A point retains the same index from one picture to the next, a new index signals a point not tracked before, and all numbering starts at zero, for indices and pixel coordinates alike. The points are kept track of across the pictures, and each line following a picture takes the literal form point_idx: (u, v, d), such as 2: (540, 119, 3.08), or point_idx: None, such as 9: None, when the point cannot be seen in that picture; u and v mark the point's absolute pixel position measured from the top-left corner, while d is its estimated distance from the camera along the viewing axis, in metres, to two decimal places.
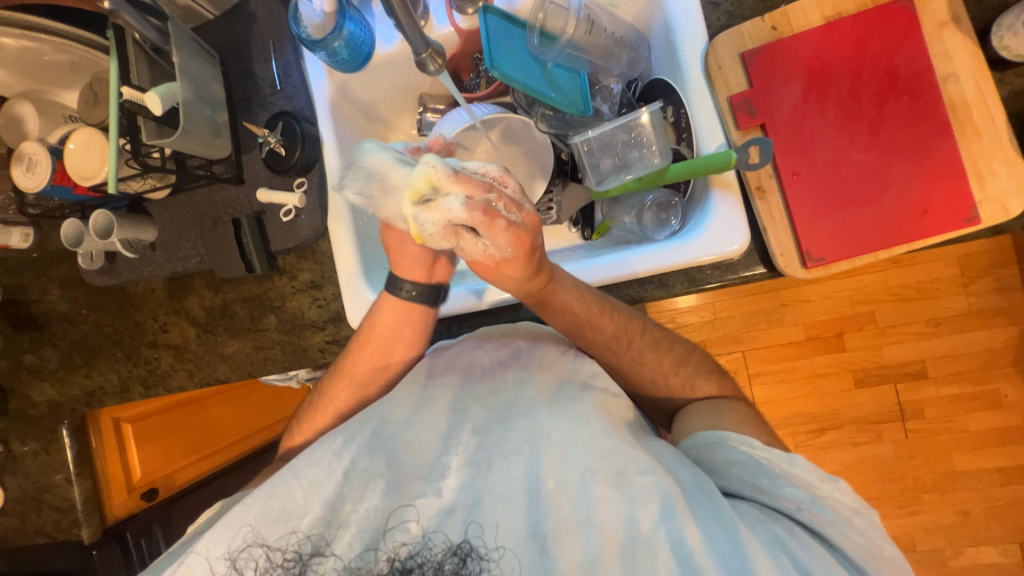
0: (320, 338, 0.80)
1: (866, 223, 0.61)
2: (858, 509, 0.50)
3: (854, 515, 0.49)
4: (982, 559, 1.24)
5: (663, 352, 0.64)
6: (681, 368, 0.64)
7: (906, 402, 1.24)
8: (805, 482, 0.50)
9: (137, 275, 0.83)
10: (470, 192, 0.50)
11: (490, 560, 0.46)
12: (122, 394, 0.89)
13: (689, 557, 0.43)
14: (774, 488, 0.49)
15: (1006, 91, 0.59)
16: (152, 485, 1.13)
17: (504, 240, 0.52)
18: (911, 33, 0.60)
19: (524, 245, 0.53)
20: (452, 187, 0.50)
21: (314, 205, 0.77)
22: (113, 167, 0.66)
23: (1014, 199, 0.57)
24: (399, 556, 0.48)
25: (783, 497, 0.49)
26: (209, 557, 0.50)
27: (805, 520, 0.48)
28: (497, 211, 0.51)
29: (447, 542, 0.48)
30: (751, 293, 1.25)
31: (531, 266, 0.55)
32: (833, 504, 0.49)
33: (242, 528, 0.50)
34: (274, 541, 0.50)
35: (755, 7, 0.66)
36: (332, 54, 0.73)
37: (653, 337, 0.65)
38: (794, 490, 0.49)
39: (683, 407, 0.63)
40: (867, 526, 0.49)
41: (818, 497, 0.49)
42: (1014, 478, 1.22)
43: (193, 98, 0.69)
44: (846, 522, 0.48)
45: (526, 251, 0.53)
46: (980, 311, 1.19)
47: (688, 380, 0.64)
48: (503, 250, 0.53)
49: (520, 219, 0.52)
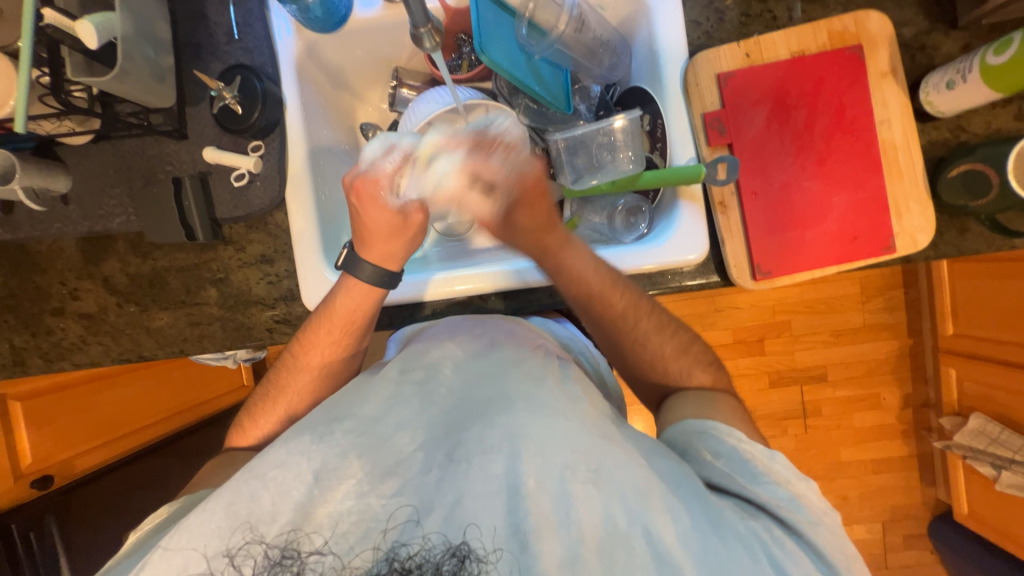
0: (267, 316, 0.74)
1: (808, 245, 0.68)
2: (826, 508, 0.53)
3: (824, 514, 0.52)
4: (853, 535, 1.45)
5: (667, 337, 0.68)
6: (682, 355, 0.68)
7: (809, 401, 1.41)
8: (784, 479, 0.53)
9: (42, 232, 0.71)
10: (468, 147, 0.61)
11: (489, 562, 0.45)
12: (14, 367, 0.76)
13: (665, 554, 0.45)
14: (754, 483, 0.53)
15: (925, 140, 0.68)
16: (46, 472, 0.98)
17: (508, 177, 0.63)
18: (858, 79, 0.67)
19: (526, 182, 0.63)
20: (450, 143, 0.60)
21: (272, 171, 0.70)
22: (22, 101, 0.53)
23: (921, 234, 0.67)
24: (398, 555, 0.46)
25: (763, 494, 0.52)
26: (207, 555, 0.46)
27: (780, 517, 0.51)
28: (492, 149, 0.62)
29: (447, 544, 0.46)
30: (691, 298, 1.36)
31: (543, 205, 0.65)
32: (805, 502, 0.52)
33: (241, 523, 0.47)
34: (273, 538, 0.47)
35: (731, 32, 0.71)
36: (303, 10, 0.66)
37: (659, 320, 0.68)
38: (774, 487, 0.53)
39: (673, 395, 0.67)
40: (835, 526, 0.52)
41: (794, 494, 0.53)
42: (884, 467, 1.43)
43: (134, 34, 0.61)
44: (819, 520, 0.51)
45: (529, 187, 0.64)
46: (873, 325, 1.38)
47: (686, 368, 0.68)
48: (510, 182, 0.63)
49: (517, 157, 0.63)
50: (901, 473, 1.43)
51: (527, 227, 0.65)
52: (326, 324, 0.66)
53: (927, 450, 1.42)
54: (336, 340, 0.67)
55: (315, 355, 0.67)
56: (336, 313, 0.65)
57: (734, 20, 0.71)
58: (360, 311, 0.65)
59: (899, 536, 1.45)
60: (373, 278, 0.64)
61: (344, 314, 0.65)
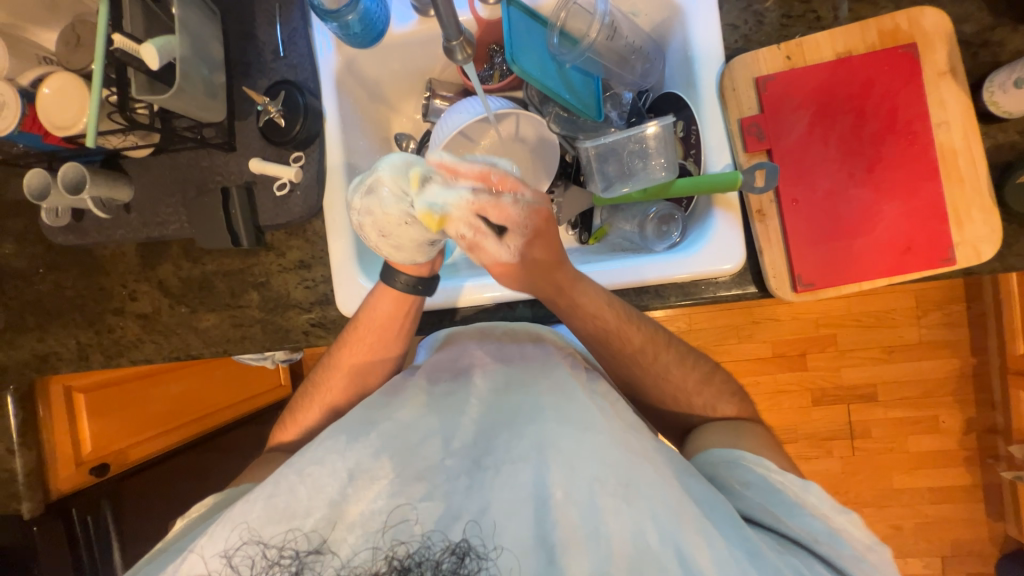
0: (304, 320, 0.77)
1: (856, 255, 0.64)
2: (873, 546, 0.50)
3: (869, 551, 0.49)
4: (908, 569, 1.34)
5: (689, 369, 0.66)
6: (705, 388, 0.66)
7: (857, 421, 1.32)
8: (822, 513, 0.51)
9: (107, 238, 0.78)
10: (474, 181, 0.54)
11: (490, 559, 0.45)
12: (78, 361, 0.82)
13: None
14: (790, 517, 0.50)
15: (990, 143, 0.63)
16: (104, 460, 1.05)
17: (525, 216, 0.56)
18: (913, 80, 0.63)
19: (541, 218, 0.57)
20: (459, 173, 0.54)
21: (311, 180, 0.73)
22: (93, 119, 0.59)
23: (986, 245, 0.61)
24: (397, 554, 0.46)
25: (801, 527, 0.50)
26: (206, 556, 0.48)
27: (822, 554, 0.49)
28: (502, 194, 0.54)
29: (447, 541, 0.46)
30: (727, 309, 1.30)
31: (555, 242, 0.59)
32: (847, 537, 0.49)
33: (241, 525, 0.49)
34: (272, 538, 0.48)
35: (771, 34, 0.68)
36: (344, 28, 0.70)
37: (677, 347, 0.66)
38: (811, 520, 0.50)
39: (698, 428, 0.66)
40: (882, 561, 0.50)
41: (833, 528, 0.50)
42: (946, 498, 1.32)
43: (191, 55, 0.66)
44: (862, 557, 0.49)
45: (540, 228, 0.58)
46: (931, 342, 1.28)
47: (703, 395, 0.66)
48: (526, 222, 0.56)
49: (529, 199, 0.56)
50: (965, 504, 1.31)
51: (537, 268, 0.60)
52: (356, 329, 0.68)
53: (996, 480, 1.29)
54: (369, 344, 0.68)
55: (345, 355, 0.69)
56: (374, 317, 0.67)
57: (774, 21, 0.68)
58: (387, 316, 0.67)
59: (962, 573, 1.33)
60: (405, 288, 0.65)
61: (378, 318, 0.67)
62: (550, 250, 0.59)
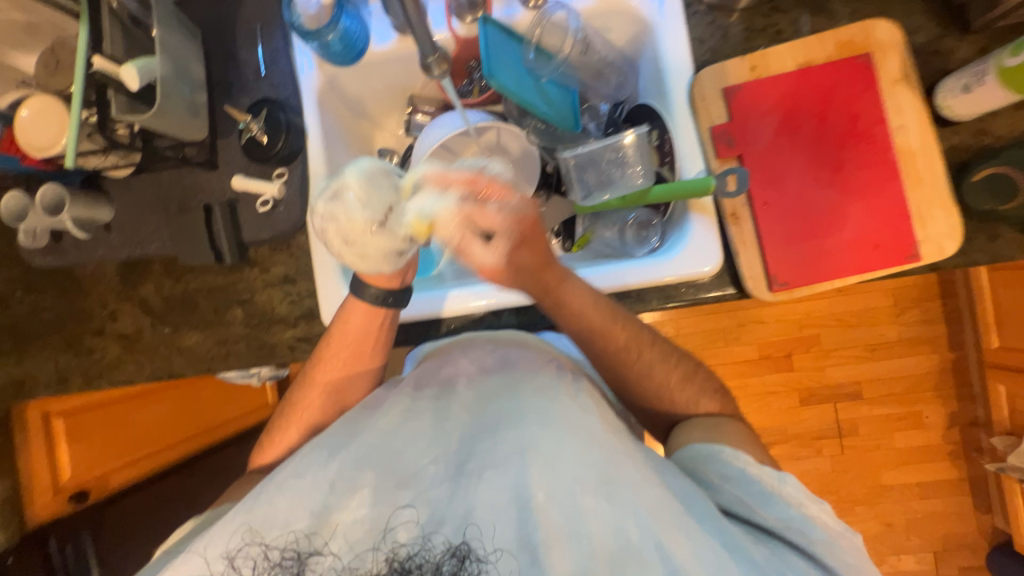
0: (289, 335, 0.76)
1: (827, 254, 0.67)
2: (842, 531, 0.52)
3: (841, 537, 0.51)
4: (901, 566, 1.36)
5: (672, 366, 0.67)
6: (684, 379, 0.67)
7: (843, 419, 1.35)
8: (796, 502, 0.52)
9: (86, 257, 0.77)
10: (461, 188, 0.58)
11: (489, 562, 0.46)
12: (56, 385, 0.81)
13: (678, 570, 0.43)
14: (765, 505, 0.52)
15: (946, 145, 0.66)
16: (83, 487, 1.03)
17: (507, 222, 0.60)
18: (871, 86, 0.67)
19: (523, 223, 0.62)
20: (446, 181, 0.58)
21: (294, 195, 0.74)
22: (72, 140, 0.62)
23: (948, 240, 0.64)
24: (398, 556, 0.46)
25: (773, 516, 0.51)
26: (208, 558, 0.47)
27: (799, 544, 0.50)
28: (487, 200, 0.59)
29: (447, 543, 0.46)
30: (712, 312, 1.33)
31: (542, 244, 0.63)
32: (820, 524, 0.51)
33: (242, 526, 0.48)
34: (273, 539, 0.48)
35: (736, 47, 0.72)
36: (324, 47, 0.71)
37: (662, 348, 0.67)
38: (786, 509, 0.51)
39: (681, 423, 0.66)
40: (854, 551, 0.50)
41: (807, 516, 0.51)
42: (933, 492, 1.34)
43: (171, 75, 0.66)
44: (835, 542, 0.50)
45: (524, 229, 0.62)
46: (909, 339, 1.31)
47: (689, 397, 0.66)
48: (509, 226, 0.60)
49: (513, 203, 0.60)
50: (952, 497, 1.34)
51: (525, 270, 0.63)
52: (333, 345, 0.68)
53: (980, 473, 1.32)
54: (346, 361, 0.69)
55: (321, 372, 0.69)
56: (356, 332, 0.67)
57: (739, 35, 0.71)
58: (362, 329, 0.68)
59: (954, 567, 1.35)
60: (373, 300, 0.66)
61: (357, 332, 0.68)
62: (535, 253, 0.62)
